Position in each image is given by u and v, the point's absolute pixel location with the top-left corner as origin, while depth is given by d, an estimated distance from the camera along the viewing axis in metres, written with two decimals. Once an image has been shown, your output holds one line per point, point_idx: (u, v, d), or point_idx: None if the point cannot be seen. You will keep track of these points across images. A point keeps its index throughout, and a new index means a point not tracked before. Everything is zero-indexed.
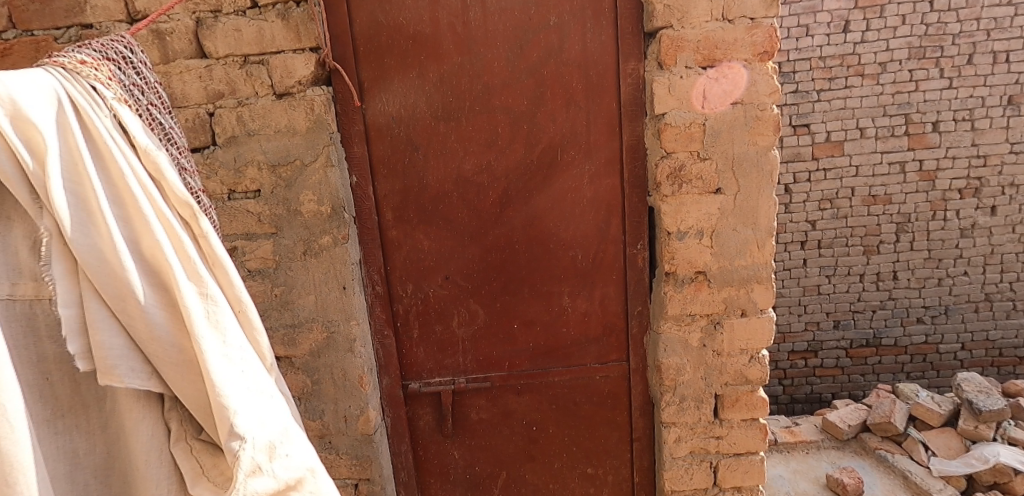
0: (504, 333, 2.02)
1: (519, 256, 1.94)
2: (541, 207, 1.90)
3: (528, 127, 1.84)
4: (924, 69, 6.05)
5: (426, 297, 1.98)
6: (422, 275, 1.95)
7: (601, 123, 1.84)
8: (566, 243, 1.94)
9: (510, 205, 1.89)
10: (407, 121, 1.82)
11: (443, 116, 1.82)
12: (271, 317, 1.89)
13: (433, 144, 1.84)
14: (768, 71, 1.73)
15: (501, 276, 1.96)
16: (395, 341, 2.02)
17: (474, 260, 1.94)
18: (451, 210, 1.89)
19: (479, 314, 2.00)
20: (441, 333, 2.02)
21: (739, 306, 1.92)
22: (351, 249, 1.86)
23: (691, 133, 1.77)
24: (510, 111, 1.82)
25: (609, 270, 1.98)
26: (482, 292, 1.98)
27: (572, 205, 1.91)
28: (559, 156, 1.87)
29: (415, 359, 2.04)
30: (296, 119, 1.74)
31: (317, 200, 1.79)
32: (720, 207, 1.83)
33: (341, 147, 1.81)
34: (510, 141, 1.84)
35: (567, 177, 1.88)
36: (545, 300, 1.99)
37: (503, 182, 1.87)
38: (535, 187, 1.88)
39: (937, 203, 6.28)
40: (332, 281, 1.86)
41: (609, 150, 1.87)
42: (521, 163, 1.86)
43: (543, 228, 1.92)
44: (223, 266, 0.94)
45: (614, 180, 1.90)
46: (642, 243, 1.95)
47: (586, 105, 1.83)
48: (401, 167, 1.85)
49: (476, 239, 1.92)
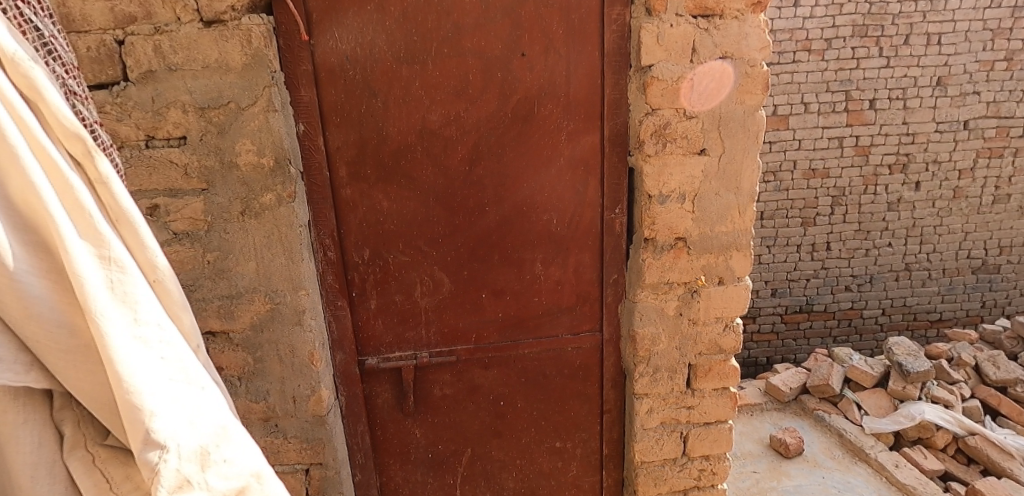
0: (471, 303, 1.87)
1: (489, 219, 1.78)
2: (514, 167, 1.73)
3: (502, 75, 1.65)
4: (866, 47, 6.25)
5: (386, 265, 1.78)
6: (381, 239, 1.75)
7: (583, 75, 1.68)
8: (541, 206, 1.79)
9: (481, 162, 1.71)
10: (363, 62, 1.57)
11: (407, 58, 1.58)
12: (204, 287, 1.64)
13: (394, 90, 1.61)
14: (760, 25, 1.63)
15: (469, 241, 1.79)
16: (350, 313, 1.81)
17: (439, 224, 1.76)
18: (415, 167, 1.69)
19: (444, 283, 1.83)
20: (403, 304, 1.84)
21: (717, 274, 1.86)
22: (299, 210, 1.63)
23: (679, 88, 1.64)
24: (483, 56, 1.62)
25: (586, 235, 1.85)
26: (447, 259, 1.80)
27: (549, 165, 1.75)
28: (536, 109, 1.70)
29: (374, 332, 1.85)
30: (229, 53, 1.45)
31: (256, 151, 1.53)
32: (704, 169, 1.73)
33: (285, 90, 1.55)
34: (482, 91, 1.65)
35: (545, 135, 1.72)
36: (516, 268, 1.85)
37: (474, 137, 1.69)
38: (510, 144, 1.71)
39: (869, 178, 6.62)
40: (276, 246, 1.63)
41: (591, 105, 1.72)
42: (494, 116, 1.68)
43: (516, 189, 1.76)
44: (131, 222, 0.73)
45: (594, 139, 1.75)
46: (620, 208, 1.83)
47: (567, 54, 1.66)
48: (357, 116, 1.61)
49: (442, 200, 1.74)
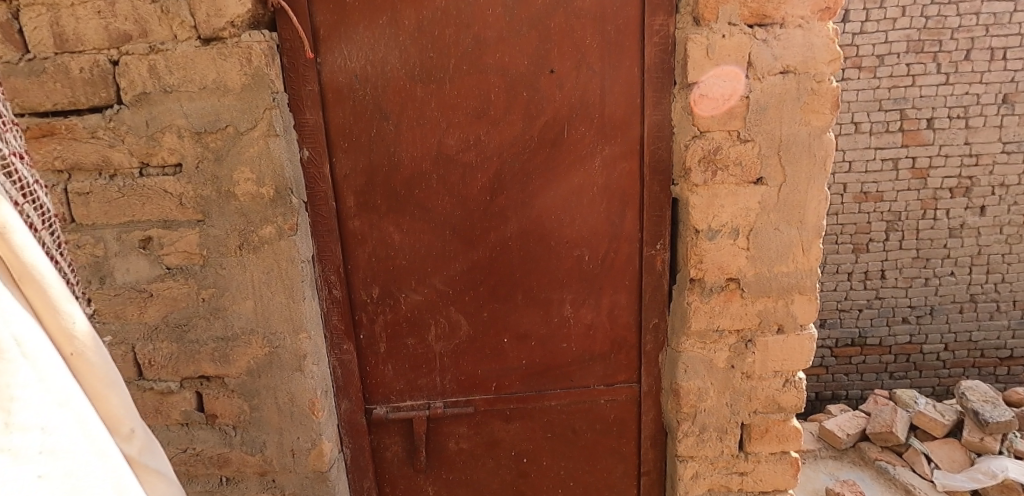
0: (491, 348, 1.66)
1: (512, 255, 1.58)
2: (541, 196, 1.54)
3: (527, 94, 1.46)
4: (922, 64, 5.80)
5: (397, 304, 1.60)
6: (392, 276, 1.57)
7: (621, 93, 1.49)
8: (572, 241, 1.58)
9: (503, 191, 1.52)
10: (374, 82, 1.42)
11: (422, 76, 1.42)
12: (198, 328, 1.50)
13: (407, 111, 1.44)
14: (830, 33, 1.39)
15: (489, 278, 1.60)
16: (356, 357, 1.63)
17: (456, 260, 1.57)
18: (430, 197, 1.51)
19: (461, 326, 1.64)
20: (415, 348, 1.65)
21: (775, 321, 1.60)
22: (302, 243, 1.47)
23: (732, 108, 1.42)
24: (507, 73, 1.44)
25: (623, 274, 1.63)
26: (465, 298, 1.61)
27: (581, 195, 1.55)
28: (566, 132, 1.50)
29: (382, 378, 1.66)
30: (227, 73, 1.33)
31: (255, 180, 1.39)
32: (761, 200, 1.49)
33: (289, 112, 1.41)
34: (505, 112, 1.47)
35: (577, 161, 1.52)
36: (542, 310, 1.64)
37: (496, 164, 1.50)
38: (537, 171, 1.52)
39: (927, 203, 6.05)
40: (276, 284, 1.47)
41: (629, 127, 1.51)
42: (518, 140, 1.49)
43: (543, 222, 1.56)
44: (36, 282, 0.58)
45: (632, 165, 1.54)
46: (663, 243, 1.60)
47: (602, 70, 1.47)
48: (366, 141, 1.46)
49: (460, 234, 1.55)
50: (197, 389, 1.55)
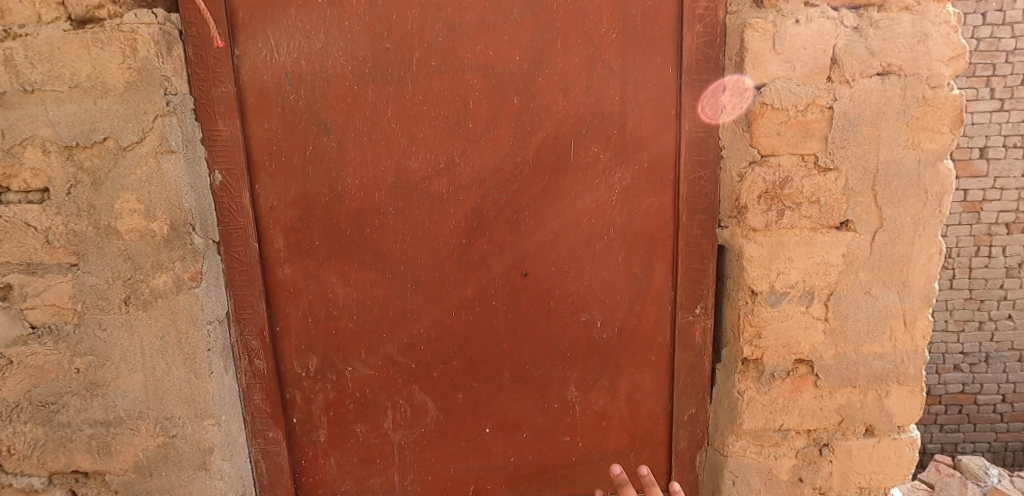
0: (468, 441, 1.26)
1: (496, 317, 1.19)
2: (536, 242, 1.15)
3: (519, 101, 1.09)
4: (973, 88, 5.02)
5: (341, 379, 1.21)
6: (336, 342, 1.19)
7: (646, 102, 1.10)
8: (577, 300, 1.19)
9: (485, 232, 1.14)
10: (313, 84, 1.06)
11: (375, 75, 1.06)
12: (70, 408, 1.11)
13: (355, 122, 1.08)
14: (951, 17, 0.97)
15: (465, 347, 1.20)
16: (289, 447, 1.24)
17: (420, 321, 1.19)
18: (387, 238, 1.14)
19: (427, 410, 1.24)
20: (366, 436, 1.25)
21: (862, 420, 1.14)
22: (209, 298, 1.08)
23: (808, 123, 1.01)
24: (490, 73, 1.07)
25: (646, 345, 1.22)
26: (434, 373, 1.21)
27: (590, 240, 1.16)
28: (571, 155, 1.12)
29: (323, 474, 1.27)
30: (105, 66, 0.97)
31: (143, 212, 1.02)
32: (846, 253, 1.06)
33: (194, 121, 1.05)
34: (488, 125, 1.10)
35: (585, 194, 1.14)
36: (535, 390, 1.23)
37: (477, 195, 1.13)
38: (531, 206, 1.14)
39: (982, 238, 5.16)
40: (172, 352, 1.08)
41: (657, 148, 1.12)
42: (507, 164, 1.12)
43: (538, 275, 1.17)
44: None
45: (661, 200, 1.14)
46: (704, 307, 1.17)
47: (622, 70, 1.08)
48: (302, 162, 1.10)
49: (426, 288, 1.17)
50: (71, 487, 1.16)
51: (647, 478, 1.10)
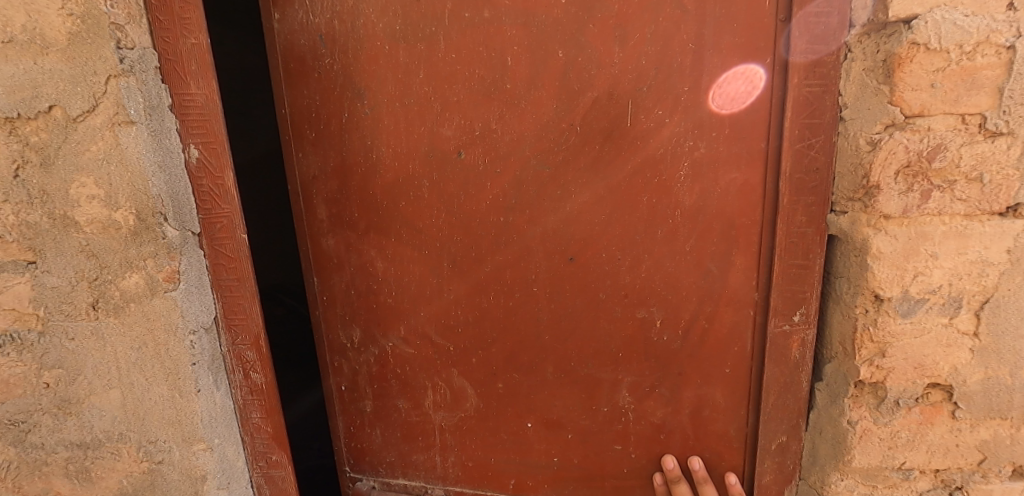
0: (508, 432, 1.19)
1: (538, 306, 1.07)
2: (583, 226, 1.00)
3: (564, 55, 0.92)
4: None
5: (383, 354, 1.20)
6: (376, 316, 1.17)
7: (728, 47, 0.86)
8: (631, 293, 1.02)
9: (525, 210, 1.01)
10: (346, 45, 0.99)
11: (408, 33, 0.96)
12: (41, 429, 0.93)
13: (387, 85, 1.00)
14: None
15: (504, 335, 1.10)
16: (334, 412, 1.29)
17: (458, 304, 1.11)
18: (422, 213, 1.06)
19: (466, 395, 1.18)
20: (408, 412, 1.24)
21: (1011, 460, 0.87)
22: (191, 302, 0.89)
23: (975, 69, 0.72)
24: (530, 22, 0.91)
25: (721, 354, 1.02)
26: (472, 358, 1.14)
27: (649, 223, 0.97)
28: (628, 119, 0.93)
29: (369, 444, 1.30)
30: (41, 13, 0.76)
31: (103, 199, 0.82)
32: (1014, 249, 0.78)
33: (159, 84, 0.84)
34: (529, 85, 0.94)
35: (644, 167, 0.95)
36: (581, 389, 1.11)
37: (515, 167, 0.99)
38: (580, 181, 0.97)
39: None
40: (152, 367, 0.90)
41: (742, 107, 0.89)
42: (549, 131, 0.96)
43: (585, 263, 1.02)
44: None
45: (746, 176, 0.91)
46: (806, 314, 0.91)
47: (698, 7, 0.86)
48: (338, 131, 1.05)
49: (462, 267, 1.08)
50: None
51: (701, 473, 1.07)
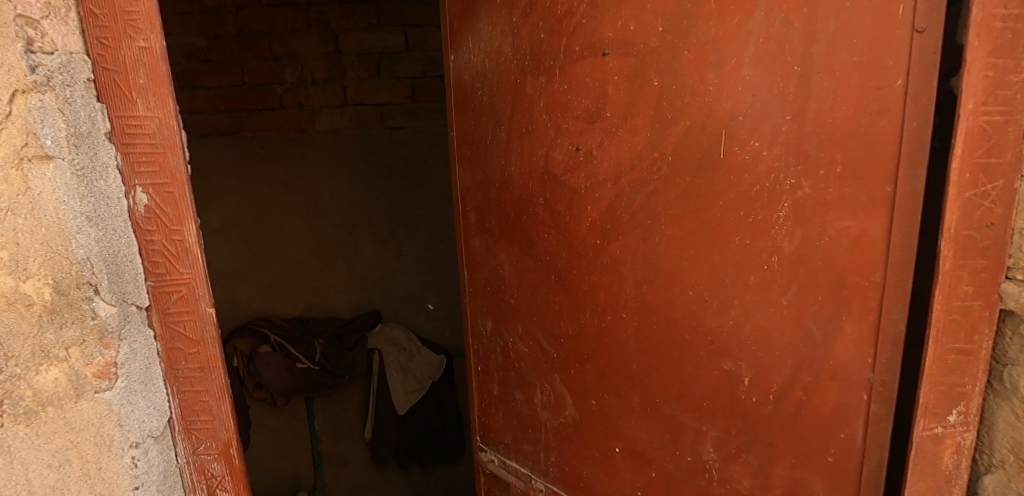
0: (598, 452, 1.12)
1: (626, 333, 0.99)
2: (669, 257, 0.89)
3: (659, 84, 0.83)
4: None
5: (505, 348, 1.26)
6: (501, 312, 1.24)
7: (841, 69, 0.67)
8: (718, 341, 0.86)
9: (619, 235, 0.95)
10: (491, 81, 1.09)
11: (532, 67, 1.00)
12: None
13: (518, 114, 1.05)
14: None
15: (596, 356, 1.05)
16: (470, 387, 1.43)
17: (559, 319, 1.10)
18: (535, 227, 1.09)
19: (565, 403, 1.15)
20: (522, 406, 1.27)
21: None
22: (133, 378, 0.76)
23: None
24: (627, 52, 0.86)
25: (821, 438, 0.80)
26: (569, 371, 1.12)
27: (743, 267, 0.81)
28: (721, 150, 0.79)
29: (494, 421, 1.38)
30: None
31: (10, 259, 0.65)
32: None
33: (92, 114, 0.70)
34: (626, 113, 0.89)
35: (737, 201, 0.79)
36: (665, 428, 0.98)
37: (612, 194, 0.94)
38: (669, 213, 0.87)
39: None
40: (76, 464, 0.74)
41: (859, 140, 0.67)
42: (642, 160, 0.88)
43: (670, 295, 0.90)
44: None
45: (864, 225, 0.70)
46: (965, 410, 0.70)
47: (808, 25, 0.68)
48: (482, 148, 1.16)
49: (565, 281, 1.06)
50: None
51: None
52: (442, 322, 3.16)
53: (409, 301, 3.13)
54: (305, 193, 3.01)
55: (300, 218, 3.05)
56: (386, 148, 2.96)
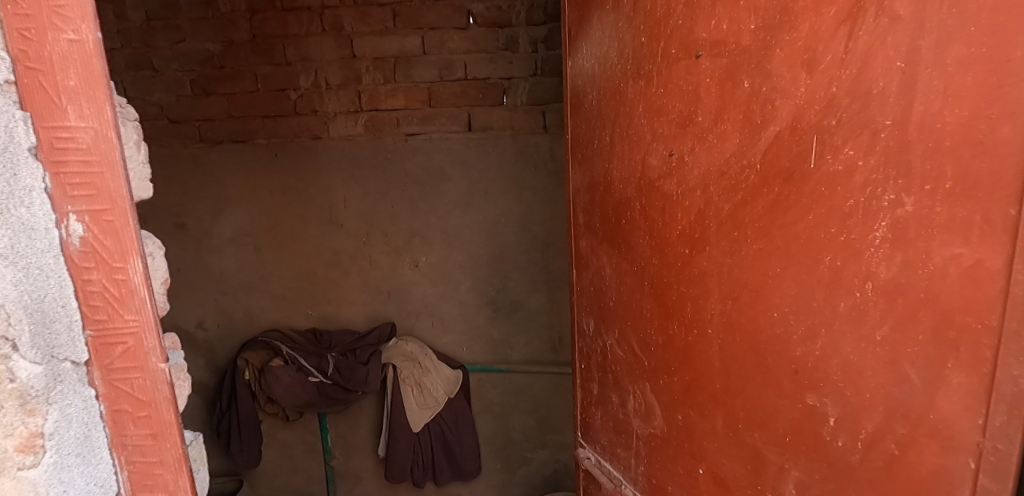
0: (682, 471, 1.05)
1: (711, 349, 0.90)
2: (755, 272, 0.78)
3: (750, 86, 0.74)
4: None
5: (604, 350, 1.27)
6: (602, 313, 1.25)
7: (955, 61, 0.51)
8: (803, 372, 0.74)
9: (707, 245, 0.86)
10: (599, 81, 1.10)
11: (634, 71, 0.98)
12: None
13: (620, 114, 1.04)
14: None
15: (683, 369, 0.98)
16: (575, 384, 1.48)
17: (652, 326, 1.05)
18: (633, 231, 1.05)
19: (655, 414, 1.10)
20: (618, 412, 1.26)
21: None
22: (64, 416, 0.76)
23: None
24: (721, 53, 0.78)
25: None
26: (659, 381, 1.06)
27: (832, 294, 0.68)
28: (812, 159, 0.66)
29: (592, 421, 1.41)
30: None
31: None
32: None
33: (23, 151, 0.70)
34: (719, 115, 0.80)
35: (828, 216, 0.66)
36: (748, 457, 0.87)
37: (702, 202, 0.86)
38: (754, 225, 0.77)
39: None
40: None
41: (975, 150, 0.50)
42: (731, 168, 0.79)
43: (753, 310, 0.80)
44: None
45: (978, 255, 0.52)
46: None
47: (915, 11, 0.53)
48: (590, 148, 1.18)
49: (657, 288, 1.01)
50: None
51: None
52: (458, 337, 3.00)
53: (424, 313, 2.99)
54: (319, 201, 2.92)
55: (315, 228, 2.96)
56: (400, 156, 2.83)
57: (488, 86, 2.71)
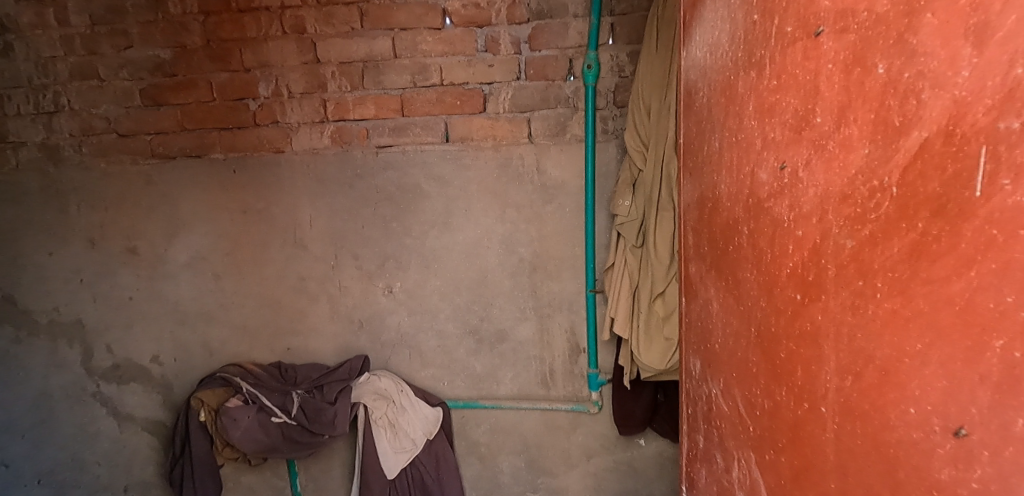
0: None
1: (826, 435, 0.76)
2: (882, 342, 0.63)
3: (886, 71, 0.61)
4: None
5: (713, 393, 1.25)
6: (712, 351, 1.24)
7: None
8: None
9: (821, 296, 0.75)
10: (716, 77, 1.14)
11: (747, 61, 0.98)
12: None
13: (733, 120, 1.06)
14: None
15: (794, 447, 0.86)
16: (689, 425, 1.47)
17: (761, 384, 0.98)
18: (741, 263, 1.03)
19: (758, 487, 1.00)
20: (725, 471, 1.19)
21: None
22: None
23: None
24: (848, 27, 0.67)
25: None
26: (766, 454, 0.96)
27: (1003, 403, 0.47)
28: (976, 184, 0.48)
29: (703, 475, 1.36)
30: None
31: None
32: None
33: None
34: (840, 122, 0.69)
35: (1001, 276, 0.47)
36: None
37: (818, 234, 0.75)
38: (887, 276, 0.61)
39: None
40: None
41: None
42: (856, 190, 0.66)
43: (877, 392, 0.64)
44: None
45: None
46: None
47: None
48: (706, 161, 1.25)
49: (765, 337, 0.95)
50: None
51: None
52: (438, 370, 2.71)
53: (400, 345, 2.69)
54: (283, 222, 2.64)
55: (277, 254, 2.67)
56: (370, 172, 2.55)
57: (466, 92, 2.44)
